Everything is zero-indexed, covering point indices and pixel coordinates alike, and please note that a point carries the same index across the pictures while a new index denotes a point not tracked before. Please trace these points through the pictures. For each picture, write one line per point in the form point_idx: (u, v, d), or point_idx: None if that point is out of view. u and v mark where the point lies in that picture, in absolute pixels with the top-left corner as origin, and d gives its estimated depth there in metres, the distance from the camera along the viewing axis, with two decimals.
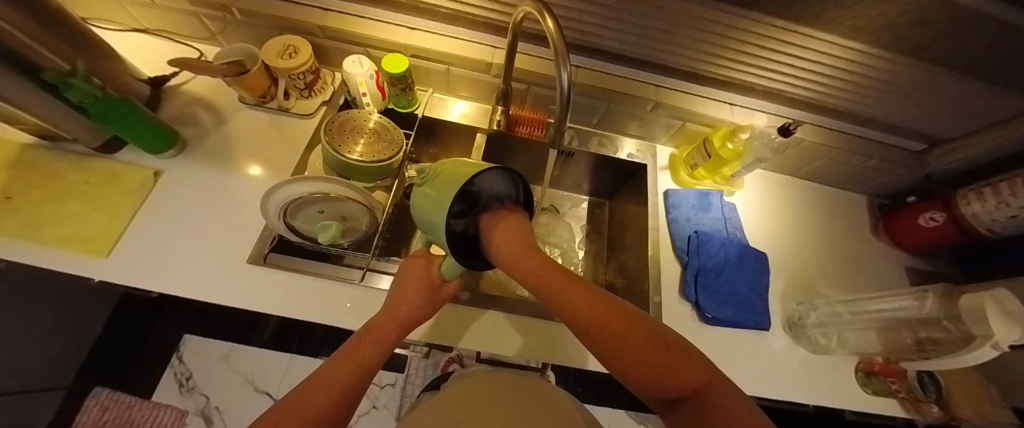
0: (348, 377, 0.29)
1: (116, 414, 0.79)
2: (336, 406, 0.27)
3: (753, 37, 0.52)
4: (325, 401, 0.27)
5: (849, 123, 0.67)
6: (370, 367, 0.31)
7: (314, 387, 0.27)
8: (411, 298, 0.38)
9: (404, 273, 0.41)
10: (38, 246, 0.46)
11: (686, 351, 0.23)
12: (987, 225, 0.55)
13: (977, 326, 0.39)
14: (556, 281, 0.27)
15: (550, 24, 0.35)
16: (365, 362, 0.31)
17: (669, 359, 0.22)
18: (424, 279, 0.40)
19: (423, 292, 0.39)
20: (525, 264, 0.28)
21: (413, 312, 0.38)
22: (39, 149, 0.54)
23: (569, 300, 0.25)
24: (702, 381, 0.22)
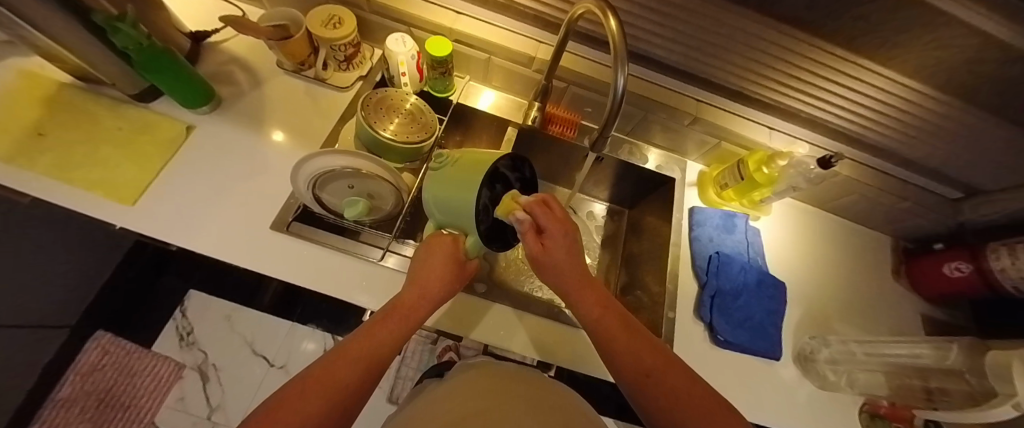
0: (373, 354, 0.30)
1: (116, 360, 0.78)
2: (361, 380, 0.28)
3: (809, 64, 0.52)
4: (353, 375, 0.27)
5: (885, 161, 0.67)
6: (394, 343, 0.32)
7: (340, 360, 0.27)
8: (438, 277, 0.37)
9: (428, 248, 0.39)
10: (66, 186, 0.46)
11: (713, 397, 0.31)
12: (1015, 283, 0.54)
13: (1001, 383, 0.39)
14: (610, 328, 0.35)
15: (613, 24, 0.34)
16: (391, 337, 0.32)
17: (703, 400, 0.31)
18: (452, 256, 0.38)
19: (450, 269, 0.38)
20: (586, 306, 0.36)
21: (438, 289, 0.38)
22: (75, 90, 0.54)
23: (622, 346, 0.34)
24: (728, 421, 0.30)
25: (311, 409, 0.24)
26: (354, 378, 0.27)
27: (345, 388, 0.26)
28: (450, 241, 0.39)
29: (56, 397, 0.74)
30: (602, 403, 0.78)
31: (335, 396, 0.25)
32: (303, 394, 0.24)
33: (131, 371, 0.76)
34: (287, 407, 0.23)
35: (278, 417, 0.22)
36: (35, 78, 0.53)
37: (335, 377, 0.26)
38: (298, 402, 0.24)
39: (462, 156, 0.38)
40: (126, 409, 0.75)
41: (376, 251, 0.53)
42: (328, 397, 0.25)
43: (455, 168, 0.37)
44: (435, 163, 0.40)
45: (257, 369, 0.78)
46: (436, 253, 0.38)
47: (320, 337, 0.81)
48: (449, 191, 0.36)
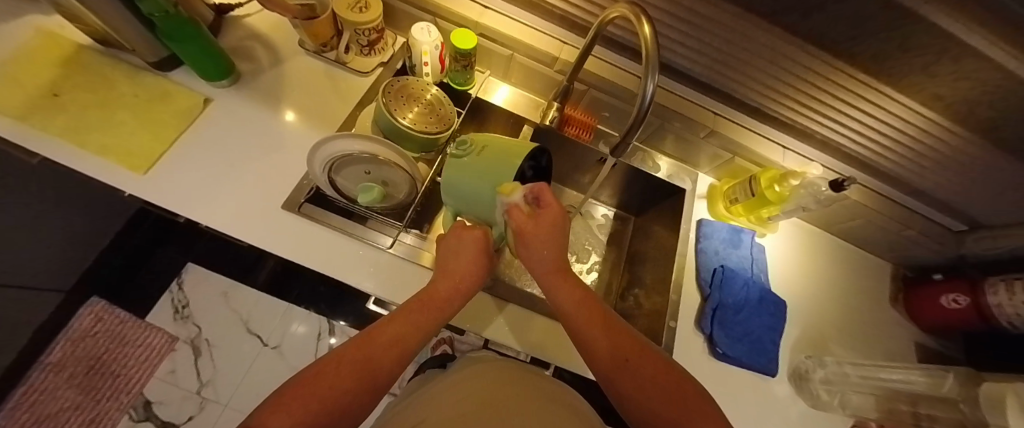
0: (404, 338, 0.30)
1: (108, 328, 0.76)
2: (391, 361, 0.28)
3: (830, 86, 0.54)
4: (385, 360, 0.28)
5: (895, 189, 0.68)
6: (424, 330, 0.32)
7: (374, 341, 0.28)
8: (467, 269, 0.38)
9: (458, 238, 0.40)
10: (78, 148, 0.46)
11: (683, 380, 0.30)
12: (1009, 318, 0.55)
13: (992, 414, 0.40)
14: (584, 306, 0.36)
15: (647, 30, 0.34)
16: (422, 325, 0.32)
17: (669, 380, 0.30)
18: (481, 249, 0.39)
19: (479, 260, 0.39)
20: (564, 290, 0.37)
21: (467, 280, 0.38)
22: (93, 52, 0.54)
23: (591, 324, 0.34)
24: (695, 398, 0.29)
25: (345, 382, 0.24)
26: (384, 358, 0.28)
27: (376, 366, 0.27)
28: (478, 232, 0.40)
29: (45, 361, 0.73)
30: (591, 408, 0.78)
31: (367, 375, 0.26)
32: (338, 367, 0.25)
33: (123, 341, 0.75)
34: (321, 378, 0.23)
35: (317, 384, 0.23)
36: (54, 37, 0.53)
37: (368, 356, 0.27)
38: (331, 373, 0.24)
39: (489, 144, 0.41)
40: (115, 378, 0.74)
41: (385, 239, 0.53)
42: (361, 376, 0.25)
43: (483, 158, 0.39)
44: (455, 149, 0.41)
45: (250, 348, 0.77)
46: (465, 242, 0.39)
47: (315, 321, 0.80)
48: (479, 178, 0.39)
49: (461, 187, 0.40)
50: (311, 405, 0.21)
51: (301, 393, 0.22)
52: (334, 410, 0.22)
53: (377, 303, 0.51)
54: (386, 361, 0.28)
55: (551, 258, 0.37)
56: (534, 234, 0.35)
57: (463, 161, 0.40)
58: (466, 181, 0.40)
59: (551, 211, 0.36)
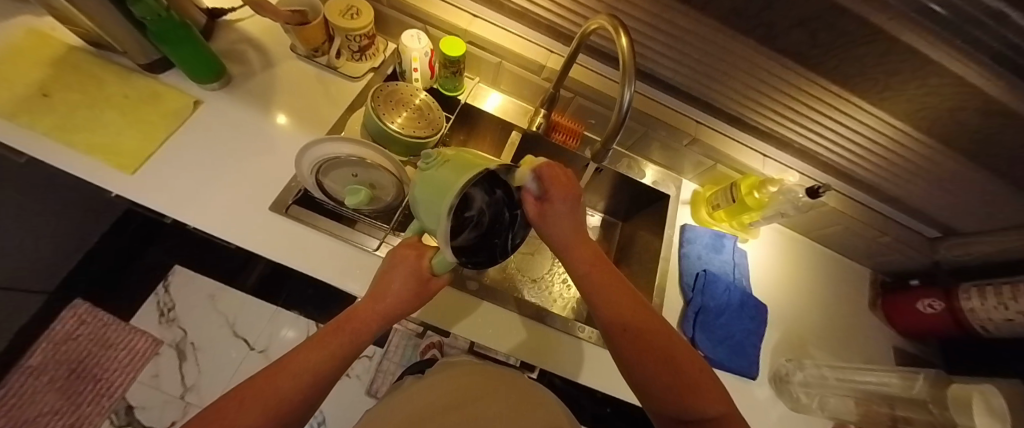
0: (321, 366, 0.28)
1: (92, 331, 0.75)
2: (299, 394, 0.26)
3: (805, 97, 0.56)
4: (293, 390, 0.25)
5: (871, 197, 0.71)
6: (342, 360, 0.30)
7: (285, 372, 0.26)
8: (398, 296, 0.35)
9: (391, 259, 0.37)
10: (65, 148, 0.46)
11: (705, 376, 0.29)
12: (982, 322, 0.57)
13: (961, 416, 0.41)
14: (602, 275, 0.34)
15: (624, 43, 0.35)
16: (338, 352, 0.29)
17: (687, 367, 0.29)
18: (414, 272, 0.35)
19: (412, 285, 0.35)
20: (586, 256, 0.35)
21: (396, 305, 0.35)
22: (84, 54, 0.54)
23: (619, 302, 0.32)
24: (720, 412, 0.27)
25: (246, 419, 0.22)
26: (293, 392, 0.25)
27: (283, 400, 0.25)
28: (415, 254, 0.36)
29: (24, 365, 0.71)
30: (579, 415, 0.78)
31: (272, 410, 0.24)
32: (237, 404, 0.23)
33: (106, 344, 0.74)
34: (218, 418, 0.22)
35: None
36: (45, 38, 0.53)
37: (274, 390, 0.24)
38: (225, 413, 0.22)
39: (454, 158, 0.33)
40: (97, 382, 0.73)
41: (374, 241, 0.53)
42: (263, 410, 0.23)
43: (443, 171, 0.32)
44: (422, 162, 0.35)
45: (236, 352, 0.76)
46: (397, 262, 0.36)
47: (304, 325, 0.80)
48: (436, 198, 0.31)
49: (423, 210, 0.35)
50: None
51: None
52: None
53: None
54: (298, 396, 0.26)
55: (570, 233, 0.35)
56: (551, 213, 0.34)
57: (427, 178, 0.34)
58: (426, 200, 0.33)
59: (563, 191, 0.35)
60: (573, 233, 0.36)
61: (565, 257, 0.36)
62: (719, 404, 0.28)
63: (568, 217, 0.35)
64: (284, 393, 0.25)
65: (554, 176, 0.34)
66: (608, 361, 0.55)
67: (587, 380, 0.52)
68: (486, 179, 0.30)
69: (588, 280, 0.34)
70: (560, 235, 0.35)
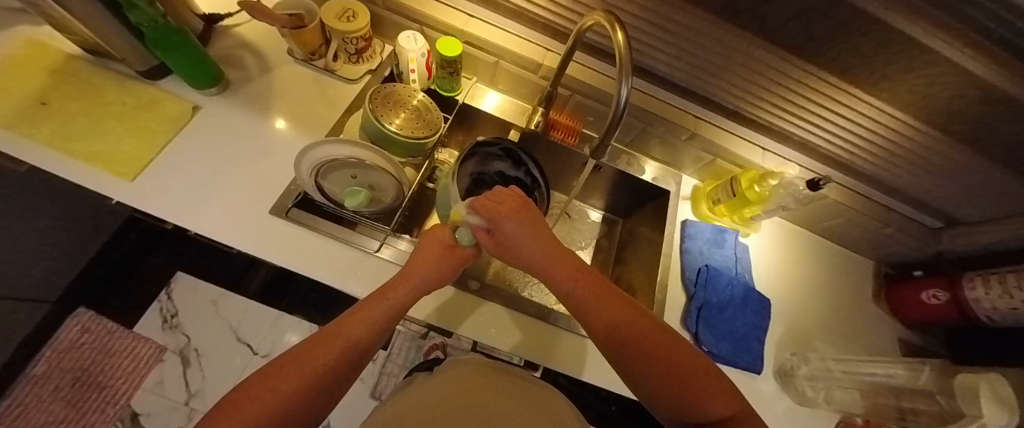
0: (362, 337, 0.28)
1: (95, 339, 0.75)
2: (338, 364, 0.26)
3: (804, 88, 0.55)
4: (331, 358, 0.26)
5: (871, 187, 0.71)
6: (382, 330, 0.30)
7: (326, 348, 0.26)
8: (428, 264, 0.36)
9: (420, 241, 0.39)
10: (65, 156, 0.46)
11: (722, 384, 0.29)
12: (987, 312, 0.57)
13: (966, 405, 0.41)
14: (586, 288, 0.34)
15: (620, 38, 0.36)
16: (376, 322, 0.30)
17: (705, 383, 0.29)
18: (439, 242, 0.38)
19: (441, 259, 0.37)
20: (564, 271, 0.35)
21: (430, 276, 0.36)
22: (83, 62, 0.55)
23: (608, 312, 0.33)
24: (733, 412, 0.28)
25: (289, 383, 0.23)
26: (337, 358, 0.26)
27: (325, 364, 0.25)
28: (439, 232, 0.39)
29: (31, 373, 0.71)
30: (585, 413, 0.78)
31: (312, 371, 0.25)
32: (286, 370, 0.24)
33: (110, 352, 0.74)
34: (266, 386, 0.23)
35: (251, 401, 0.22)
36: (43, 48, 0.54)
37: (315, 357, 0.25)
38: (272, 379, 0.23)
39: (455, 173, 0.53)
40: (102, 390, 0.72)
41: (374, 243, 0.53)
42: (305, 373, 0.24)
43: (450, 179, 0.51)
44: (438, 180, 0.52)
45: (239, 357, 0.76)
46: (427, 241, 0.39)
47: (307, 328, 0.80)
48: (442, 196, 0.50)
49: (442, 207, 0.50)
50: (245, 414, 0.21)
51: (237, 406, 0.21)
52: (274, 418, 0.22)
53: None
54: (340, 365, 0.26)
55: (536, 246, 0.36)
56: (515, 222, 0.36)
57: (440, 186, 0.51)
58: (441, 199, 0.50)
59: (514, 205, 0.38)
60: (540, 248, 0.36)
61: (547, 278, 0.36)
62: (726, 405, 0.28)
63: (533, 231, 0.37)
64: (325, 362, 0.26)
65: (488, 203, 0.36)
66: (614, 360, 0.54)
67: (592, 378, 0.52)
68: (501, 180, 0.53)
69: (574, 295, 0.34)
70: (528, 254, 0.36)
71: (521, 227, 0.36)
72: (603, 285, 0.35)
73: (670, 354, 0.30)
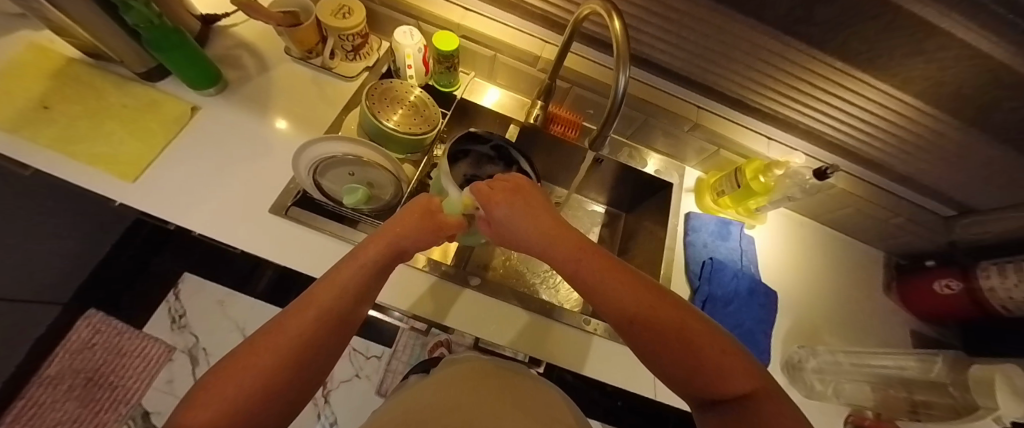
0: (337, 304, 0.28)
1: (105, 340, 0.76)
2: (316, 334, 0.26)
3: (808, 75, 0.54)
4: (308, 329, 0.26)
5: (880, 176, 0.69)
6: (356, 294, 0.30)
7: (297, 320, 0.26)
8: (404, 228, 0.36)
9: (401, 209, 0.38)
10: (68, 159, 0.47)
11: (741, 362, 0.27)
12: (1001, 302, 0.55)
13: (981, 397, 0.40)
14: (595, 265, 0.32)
15: (617, 26, 0.35)
16: (349, 288, 0.30)
17: (728, 364, 0.27)
18: (416, 208, 0.38)
19: (417, 223, 0.36)
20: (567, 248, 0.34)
21: (405, 239, 0.35)
22: (83, 65, 0.55)
23: (618, 294, 0.30)
24: (753, 389, 0.26)
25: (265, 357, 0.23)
26: (312, 329, 0.26)
27: (302, 336, 0.25)
28: (421, 199, 0.39)
29: (43, 374, 0.72)
30: (591, 409, 0.77)
31: (289, 343, 0.25)
32: (262, 344, 0.24)
33: (120, 352, 0.75)
34: (243, 362, 0.23)
35: (227, 380, 0.22)
36: (44, 51, 0.54)
37: (291, 329, 0.25)
38: (249, 355, 0.23)
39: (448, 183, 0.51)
40: (114, 389, 0.74)
41: None
42: (281, 346, 0.24)
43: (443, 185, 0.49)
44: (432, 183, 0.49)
45: None
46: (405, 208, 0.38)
47: None
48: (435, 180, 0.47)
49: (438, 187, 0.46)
50: (223, 395, 0.21)
51: (213, 387, 0.21)
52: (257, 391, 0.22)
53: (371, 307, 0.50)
54: (318, 334, 0.26)
55: (533, 224, 0.35)
56: (512, 207, 0.36)
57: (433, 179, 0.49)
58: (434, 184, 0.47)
59: (506, 189, 0.38)
60: (540, 226, 0.35)
61: (551, 260, 0.34)
62: (745, 379, 0.26)
63: (533, 210, 0.36)
64: (300, 333, 0.25)
65: (481, 189, 0.38)
66: (618, 357, 0.53)
67: (595, 374, 0.51)
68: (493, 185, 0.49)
69: (580, 274, 0.32)
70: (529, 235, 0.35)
71: (514, 212, 0.36)
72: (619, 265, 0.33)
73: (686, 333, 0.28)
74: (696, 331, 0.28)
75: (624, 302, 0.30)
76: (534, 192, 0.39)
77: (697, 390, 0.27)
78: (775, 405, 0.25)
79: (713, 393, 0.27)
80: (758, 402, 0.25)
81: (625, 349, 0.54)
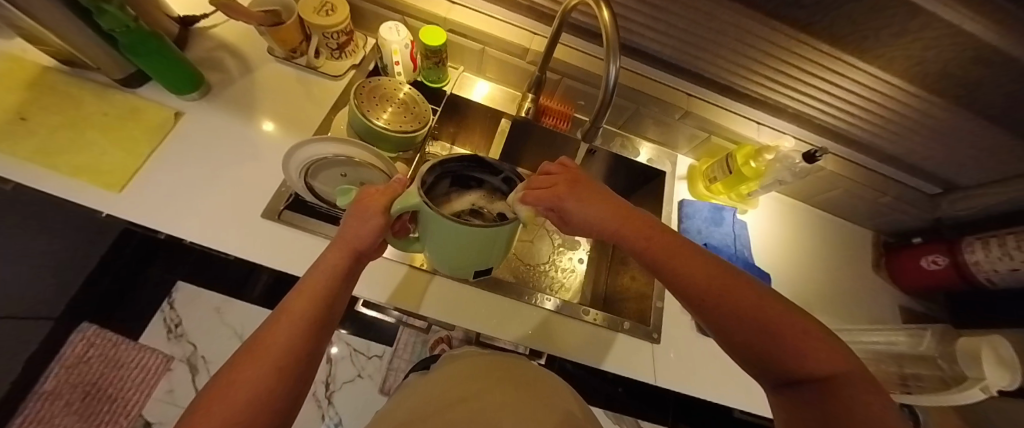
0: (315, 309, 0.26)
1: (101, 353, 0.75)
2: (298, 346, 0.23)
3: (795, 59, 0.54)
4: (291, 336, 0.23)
5: (869, 157, 0.70)
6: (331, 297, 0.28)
7: (273, 336, 0.23)
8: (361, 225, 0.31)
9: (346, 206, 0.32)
10: (51, 171, 0.45)
11: (827, 342, 0.25)
12: (987, 274, 0.57)
13: (969, 368, 0.42)
14: (665, 248, 0.30)
15: (606, 15, 0.34)
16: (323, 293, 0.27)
17: (813, 345, 0.25)
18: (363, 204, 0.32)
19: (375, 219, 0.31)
20: (635, 234, 0.32)
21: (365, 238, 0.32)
22: (59, 73, 0.53)
23: (692, 274, 0.28)
24: (835, 370, 0.24)
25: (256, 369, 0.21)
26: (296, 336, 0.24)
27: (282, 351, 0.23)
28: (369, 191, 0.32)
29: (39, 390, 0.71)
30: (593, 397, 0.78)
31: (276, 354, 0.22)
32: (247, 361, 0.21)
33: (118, 364, 0.74)
34: (230, 381, 0.20)
35: (206, 412, 0.18)
36: (17, 61, 0.52)
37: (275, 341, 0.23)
38: (234, 374, 0.21)
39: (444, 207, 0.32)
40: (114, 402, 0.73)
41: None
42: (272, 357, 0.22)
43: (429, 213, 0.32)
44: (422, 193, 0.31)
45: None
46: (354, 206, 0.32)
47: None
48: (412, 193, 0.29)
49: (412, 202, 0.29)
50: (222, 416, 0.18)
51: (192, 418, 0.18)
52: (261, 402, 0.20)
53: (366, 305, 0.50)
54: (302, 346, 0.24)
55: (599, 214, 0.32)
56: (576, 195, 0.33)
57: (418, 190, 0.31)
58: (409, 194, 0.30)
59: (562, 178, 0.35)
60: (609, 213, 0.33)
61: (616, 244, 0.32)
62: (833, 362, 0.24)
63: (599, 201, 0.33)
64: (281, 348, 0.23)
65: (537, 184, 0.33)
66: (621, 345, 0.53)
67: (602, 363, 0.51)
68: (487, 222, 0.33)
69: (651, 256, 0.30)
70: (592, 222, 0.33)
71: (581, 202, 0.33)
72: (678, 244, 0.31)
73: (767, 315, 0.26)
74: (776, 311, 0.26)
75: (692, 277, 0.28)
76: (591, 181, 0.36)
77: (768, 364, 0.26)
78: (858, 391, 0.23)
79: (791, 371, 0.25)
80: (843, 385, 0.23)
81: (621, 336, 0.54)
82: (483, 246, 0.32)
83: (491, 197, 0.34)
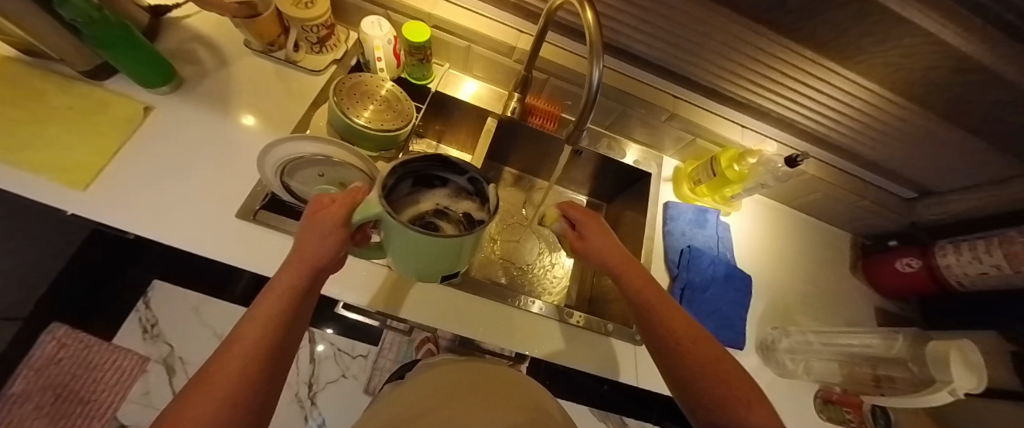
0: (267, 339, 0.24)
1: (83, 359, 0.59)
2: (249, 382, 0.22)
3: (779, 64, 0.55)
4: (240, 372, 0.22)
5: (849, 161, 0.71)
6: (285, 322, 0.26)
7: (222, 370, 0.22)
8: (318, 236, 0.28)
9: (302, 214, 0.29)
10: (9, 166, 0.43)
11: (760, 400, 0.34)
12: (958, 278, 0.59)
13: (938, 372, 0.43)
14: (655, 298, 0.39)
15: (590, 17, 0.34)
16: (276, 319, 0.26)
17: (750, 400, 0.33)
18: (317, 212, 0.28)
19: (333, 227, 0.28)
20: (634, 279, 0.40)
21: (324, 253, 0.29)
22: (19, 63, 0.50)
23: (672, 323, 0.37)
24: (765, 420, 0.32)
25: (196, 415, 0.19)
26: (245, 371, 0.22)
27: (231, 387, 0.21)
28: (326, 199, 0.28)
29: None
30: (579, 396, 0.79)
31: (223, 395, 0.21)
32: (188, 405, 0.20)
33: (93, 370, 0.58)
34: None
35: None
36: None
37: (221, 380, 0.21)
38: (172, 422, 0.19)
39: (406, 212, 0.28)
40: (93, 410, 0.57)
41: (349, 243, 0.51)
42: (217, 399, 0.20)
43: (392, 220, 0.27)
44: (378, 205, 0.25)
45: None
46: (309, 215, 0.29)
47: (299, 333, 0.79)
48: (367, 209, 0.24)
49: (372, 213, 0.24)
50: None
51: None
52: None
53: (347, 308, 0.48)
54: (253, 379, 0.22)
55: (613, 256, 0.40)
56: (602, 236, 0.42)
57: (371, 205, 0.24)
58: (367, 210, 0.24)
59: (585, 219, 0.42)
60: (619, 259, 0.40)
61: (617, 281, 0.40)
62: (760, 416, 0.32)
63: (612, 245, 0.41)
64: (230, 385, 0.21)
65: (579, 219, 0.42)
66: (606, 349, 0.54)
67: (587, 367, 0.51)
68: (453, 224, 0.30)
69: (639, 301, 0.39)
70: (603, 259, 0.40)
71: (604, 242, 0.41)
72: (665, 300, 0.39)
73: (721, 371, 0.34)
74: (730, 371, 0.35)
75: (669, 324, 0.37)
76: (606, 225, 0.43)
77: (715, 408, 0.33)
78: None
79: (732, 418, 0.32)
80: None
81: (613, 340, 0.55)
82: (455, 256, 0.28)
83: (456, 196, 0.31)
